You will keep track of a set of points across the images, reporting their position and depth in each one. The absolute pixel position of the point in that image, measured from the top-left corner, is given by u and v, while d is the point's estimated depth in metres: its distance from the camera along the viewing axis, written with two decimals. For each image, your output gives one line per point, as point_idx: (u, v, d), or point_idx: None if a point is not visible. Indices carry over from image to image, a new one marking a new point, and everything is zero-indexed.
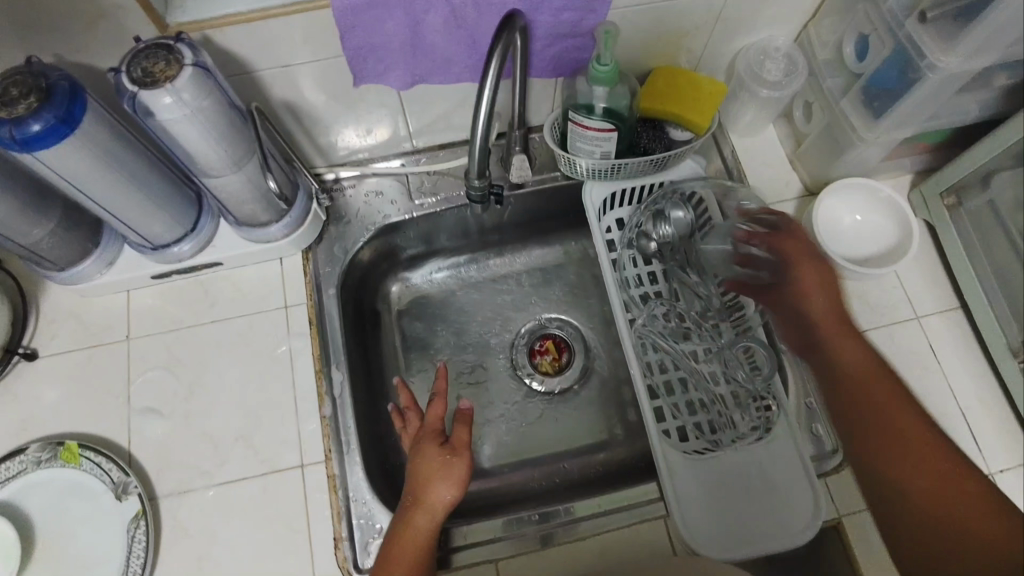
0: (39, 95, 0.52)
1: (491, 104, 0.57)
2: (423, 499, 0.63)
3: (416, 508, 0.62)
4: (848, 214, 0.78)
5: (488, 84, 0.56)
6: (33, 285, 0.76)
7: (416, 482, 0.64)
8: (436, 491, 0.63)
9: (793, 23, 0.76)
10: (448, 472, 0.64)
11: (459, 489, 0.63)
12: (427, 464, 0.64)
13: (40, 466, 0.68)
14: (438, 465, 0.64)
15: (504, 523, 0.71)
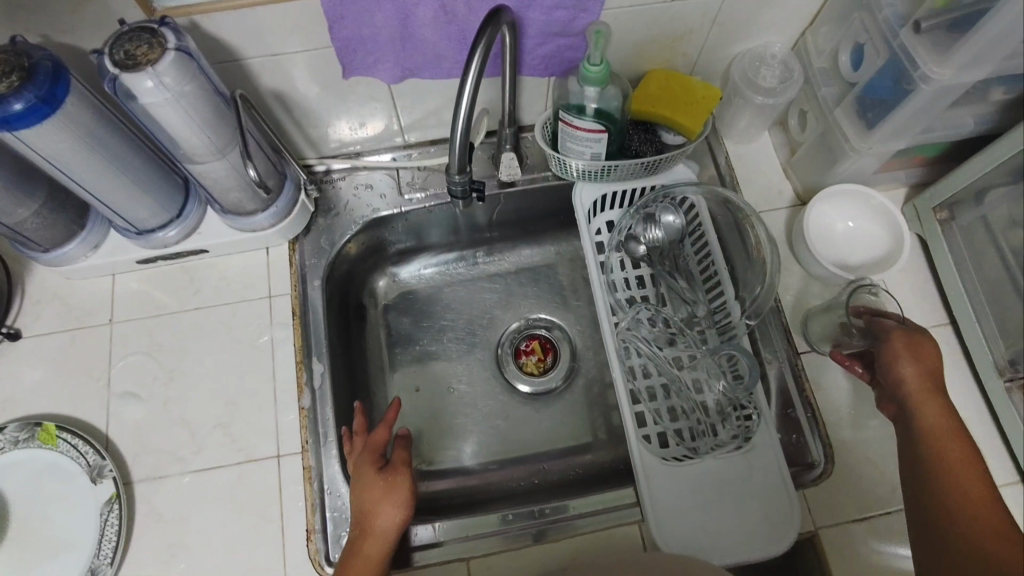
0: (21, 74, 0.51)
1: (474, 94, 0.57)
2: (370, 527, 0.61)
3: (365, 537, 0.61)
4: (841, 221, 0.78)
5: (472, 76, 0.56)
6: (19, 266, 0.76)
7: (362, 510, 0.62)
8: (382, 517, 0.61)
9: (790, 30, 0.75)
10: (393, 495, 0.62)
11: (406, 510, 0.62)
12: (369, 489, 0.63)
13: (17, 446, 0.68)
14: (380, 489, 0.63)
15: (484, 520, 0.71)
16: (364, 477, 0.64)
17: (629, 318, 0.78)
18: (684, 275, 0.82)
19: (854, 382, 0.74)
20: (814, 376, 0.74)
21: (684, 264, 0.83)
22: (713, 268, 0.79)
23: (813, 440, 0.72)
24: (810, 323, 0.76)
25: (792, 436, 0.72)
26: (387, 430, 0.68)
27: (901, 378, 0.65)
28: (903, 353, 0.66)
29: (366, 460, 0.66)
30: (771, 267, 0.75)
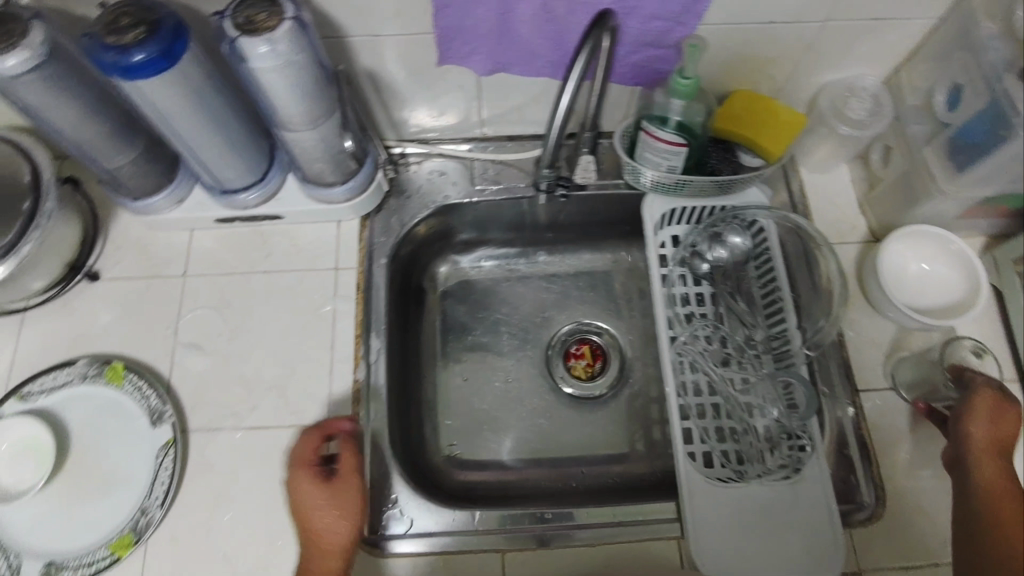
0: (146, 28, 0.55)
1: (573, 97, 0.58)
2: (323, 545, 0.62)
3: (317, 554, 0.62)
4: (915, 262, 0.76)
5: (574, 78, 0.57)
6: (106, 210, 0.79)
7: (312, 529, 0.62)
8: (333, 533, 0.62)
9: (884, 64, 0.74)
10: (343, 506, 0.63)
11: (357, 523, 0.63)
12: (311, 503, 0.63)
13: (85, 381, 0.70)
14: (330, 506, 0.63)
15: (503, 516, 0.70)
16: (299, 494, 0.63)
17: (686, 334, 0.77)
18: (744, 297, 0.80)
19: (912, 427, 0.72)
20: (871, 416, 0.73)
21: (747, 286, 0.81)
22: (778, 295, 0.78)
23: (865, 480, 0.70)
24: (883, 363, 0.75)
25: (844, 473, 0.71)
26: (320, 437, 0.67)
27: (973, 437, 0.63)
28: (984, 412, 0.64)
29: (303, 471, 0.64)
30: (835, 304, 0.75)
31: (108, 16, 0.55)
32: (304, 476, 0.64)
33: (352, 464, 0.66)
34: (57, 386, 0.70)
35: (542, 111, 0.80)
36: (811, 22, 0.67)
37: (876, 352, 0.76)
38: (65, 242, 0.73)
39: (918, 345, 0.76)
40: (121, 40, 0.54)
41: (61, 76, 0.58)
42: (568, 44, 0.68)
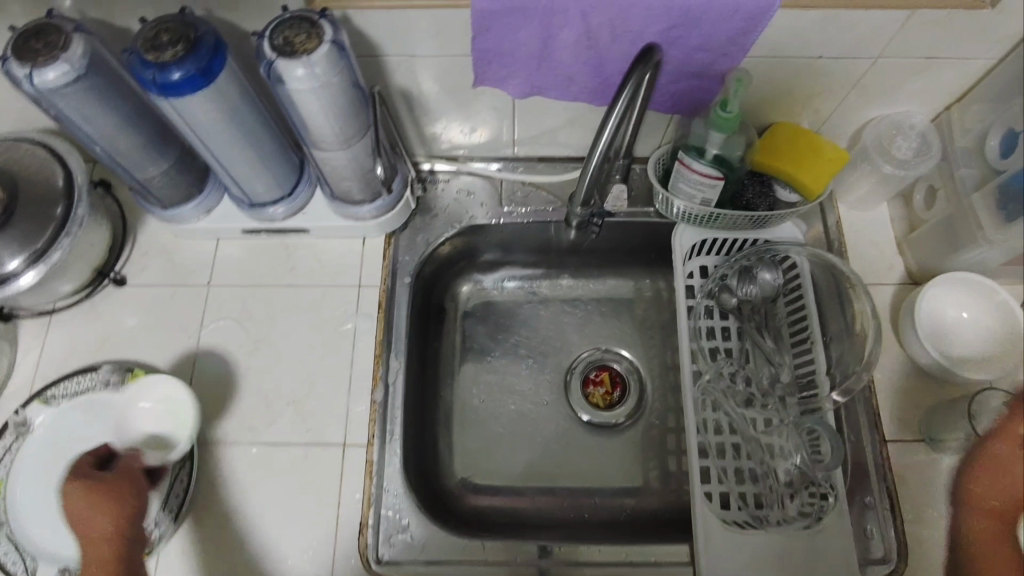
0: (186, 45, 0.54)
1: (608, 142, 0.60)
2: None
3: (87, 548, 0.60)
4: (955, 309, 0.74)
5: (612, 120, 0.58)
6: (136, 216, 0.80)
7: (86, 532, 0.61)
8: (97, 523, 0.61)
9: (933, 102, 0.72)
10: (105, 504, 0.62)
11: (105, 516, 0.61)
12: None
13: (107, 387, 0.71)
14: (103, 496, 0.62)
15: (532, 549, 0.68)
16: (86, 533, 0.61)
17: (710, 372, 0.74)
18: (772, 335, 0.78)
19: (941, 478, 0.70)
20: (899, 467, 0.71)
21: (776, 324, 0.79)
22: (808, 337, 0.76)
23: (889, 533, 0.68)
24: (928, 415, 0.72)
25: (866, 525, 0.69)
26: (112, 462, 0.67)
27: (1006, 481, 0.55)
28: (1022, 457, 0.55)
29: (79, 483, 0.64)
30: (869, 347, 0.71)
31: (148, 31, 0.54)
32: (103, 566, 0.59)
33: (109, 550, 0.60)
34: (79, 391, 0.71)
35: (575, 134, 0.79)
36: (862, 59, 0.65)
37: (908, 400, 0.73)
38: (94, 248, 0.74)
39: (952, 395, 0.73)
40: (161, 57, 0.53)
41: (100, 88, 0.58)
42: (608, 71, 0.66)
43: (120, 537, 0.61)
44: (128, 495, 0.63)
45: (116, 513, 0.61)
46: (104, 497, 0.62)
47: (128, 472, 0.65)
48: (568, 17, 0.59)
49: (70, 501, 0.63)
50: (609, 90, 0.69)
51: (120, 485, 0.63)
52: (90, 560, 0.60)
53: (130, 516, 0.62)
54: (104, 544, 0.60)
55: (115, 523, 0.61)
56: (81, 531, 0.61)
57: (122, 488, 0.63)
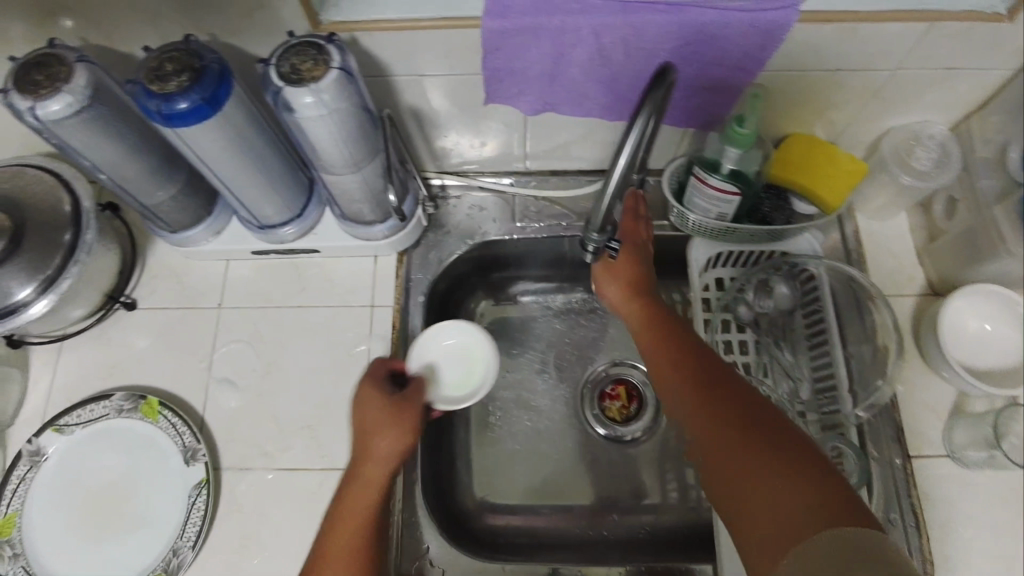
0: (191, 74, 0.53)
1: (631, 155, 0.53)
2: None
3: (366, 461, 0.59)
4: (977, 321, 0.72)
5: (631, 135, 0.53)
6: (144, 239, 0.79)
7: (362, 438, 0.60)
8: (380, 440, 0.59)
9: (952, 111, 0.70)
10: (395, 422, 0.60)
11: (405, 438, 0.60)
12: (345, 531, 0.56)
13: (120, 414, 0.70)
14: (381, 414, 0.61)
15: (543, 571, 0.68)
16: (366, 447, 0.60)
17: None
18: (789, 349, 0.78)
19: (964, 493, 0.69)
20: (923, 483, 0.70)
21: (794, 337, 0.78)
22: (827, 352, 0.75)
23: (914, 553, 0.66)
24: (950, 430, 0.71)
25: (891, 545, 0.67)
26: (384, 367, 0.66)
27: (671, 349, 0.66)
28: None
29: (377, 403, 0.62)
30: (891, 363, 0.71)
31: (152, 61, 0.54)
32: (361, 500, 0.58)
33: (380, 473, 0.59)
34: (93, 418, 0.70)
35: (587, 148, 0.77)
36: (881, 70, 0.64)
37: (931, 414, 0.72)
38: (104, 273, 0.73)
39: (974, 409, 0.72)
40: (165, 87, 0.53)
41: (107, 116, 0.58)
42: (621, 88, 0.65)
43: (383, 487, 0.59)
44: (407, 415, 0.61)
45: (398, 438, 0.60)
46: (398, 426, 0.60)
47: (409, 399, 0.63)
48: (581, 35, 0.58)
49: (364, 414, 0.62)
50: (622, 106, 0.68)
51: (408, 413, 0.62)
52: (347, 509, 0.58)
53: (411, 435, 0.61)
54: (380, 465, 0.59)
55: (400, 449, 0.60)
56: (363, 446, 0.60)
57: (411, 417, 0.61)
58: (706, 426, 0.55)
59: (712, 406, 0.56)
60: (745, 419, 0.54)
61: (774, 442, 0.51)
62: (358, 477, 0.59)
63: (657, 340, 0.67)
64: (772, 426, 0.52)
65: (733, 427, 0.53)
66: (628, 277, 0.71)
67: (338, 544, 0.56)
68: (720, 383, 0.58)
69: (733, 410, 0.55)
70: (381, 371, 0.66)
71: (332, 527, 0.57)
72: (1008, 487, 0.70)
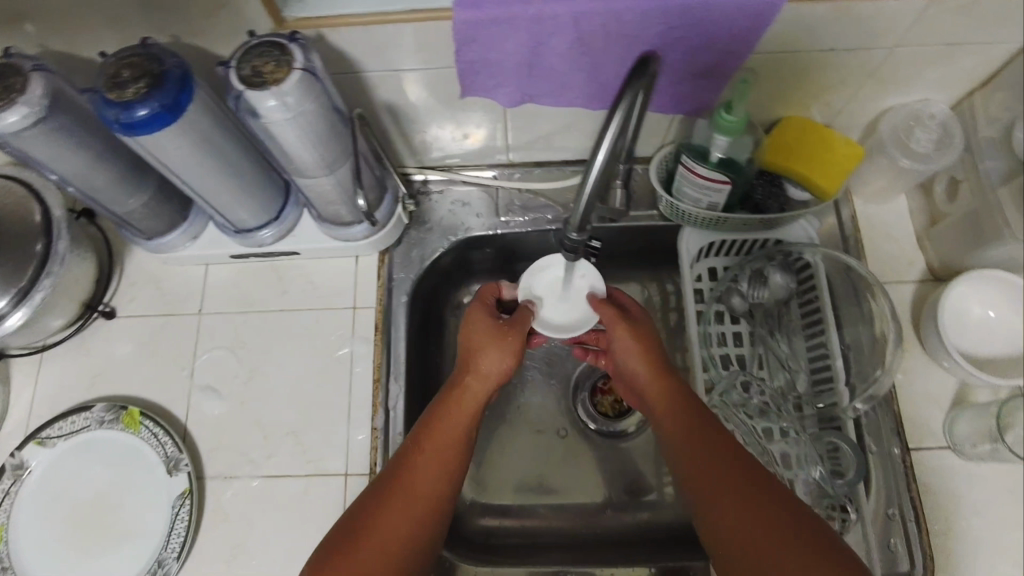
0: (148, 80, 0.51)
1: (612, 146, 0.46)
2: (411, 493, 0.57)
3: (470, 375, 0.62)
4: (980, 308, 0.70)
5: (611, 126, 0.45)
6: (121, 245, 0.77)
7: (470, 355, 0.63)
8: (486, 359, 0.62)
9: (955, 89, 0.67)
10: (500, 343, 0.62)
11: (512, 359, 0.62)
12: (441, 443, 0.59)
13: (102, 425, 0.69)
14: (489, 334, 0.62)
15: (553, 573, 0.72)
16: (471, 361, 0.62)
17: (721, 383, 0.71)
18: (785, 339, 0.75)
19: (965, 486, 0.68)
20: (923, 476, 0.68)
21: (790, 328, 0.76)
22: (824, 342, 0.73)
23: (915, 549, 0.65)
24: (953, 422, 0.69)
25: (890, 541, 0.65)
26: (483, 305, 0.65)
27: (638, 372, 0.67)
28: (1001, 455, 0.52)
29: (490, 330, 0.63)
30: (890, 352, 0.68)
31: (110, 67, 0.51)
32: (460, 416, 0.60)
33: (482, 394, 0.62)
34: (75, 430, 0.69)
35: (572, 138, 0.74)
36: (878, 49, 0.60)
37: (932, 405, 0.70)
38: (81, 283, 0.71)
39: (977, 398, 0.70)
40: (122, 95, 0.50)
41: (68, 126, 0.56)
42: (603, 76, 0.62)
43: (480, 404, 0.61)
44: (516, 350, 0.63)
45: (506, 358, 0.62)
46: (507, 344, 0.62)
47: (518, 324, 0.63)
48: (557, 23, 0.54)
49: (470, 330, 0.64)
50: (605, 94, 0.65)
51: (515, 335, 0.63)
52: (443, 422, 0.60)
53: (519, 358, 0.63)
54: (484, 382, 0.62)
55: (504, 369, 0.62)
56: (469, 360, 0.62)
57: (519, 341, 0.62)
58: (713, 490, 0.56)
59: (718, 471, 0.56)
60: (757, 489, 0.54)
61: (792, 524, 0.51)
62: (459, 391, 0.61)
63: (657, 388, 0.64)
64: (784, 499, 0.53)
65: (745, 499, 0.54)
66: (632, 336, 0.64)
67: (433, 454, 0.58)
68: (724, 442, 0.58)
69: (746, 481, 0.55)
70: (480, 300, 0.66)
71: (429, 429, 0.59)
72: (1013, 479, 0.68)
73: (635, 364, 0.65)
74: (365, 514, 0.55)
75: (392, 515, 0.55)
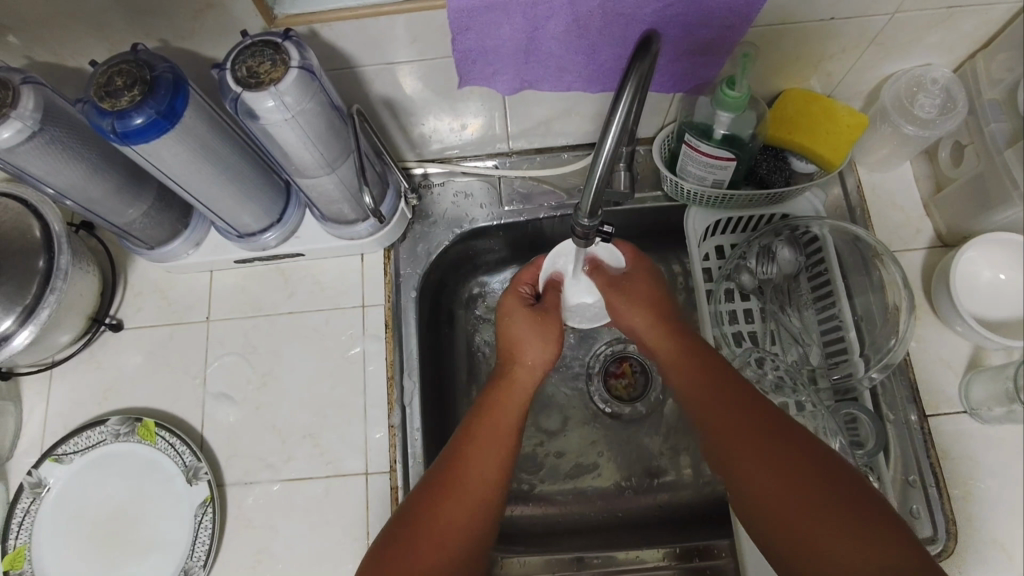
0: (142, 87, 0.50)
1: (623, 130, 0.45)
2: (460, 485, 0.59)
3: (514, 365, 0.68)
4: (990, 270, 0.70)
5: (621, 110, 0.45)
6: (123, 257, 0.76)
7: (513, 343, 0.69)
8: (528, 350, 0.68)
9: (957, 52, 0.66)
10: (542, 333, 0.69)
11: (552, 348, 0.69)
12: (487, 438, 0.62)
13: (118, 438, 0.69)
14: (529, 321, 0.69)
15: (567, 560, 0.72)
16: (516, 351, 0.69)
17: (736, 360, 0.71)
18: (796, 312, 0.76)
19: (984, 448, 0.68)
20: (941, 441, 0.68)
21: (800, 301, 0.76)
22: (835, 314, 0.73)
23: (937, 514, 0.65)
24: (969, 387, 0.69)
25: (912, 508, 0.65)
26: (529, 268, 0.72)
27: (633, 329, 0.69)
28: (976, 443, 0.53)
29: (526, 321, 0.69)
30: (903, 321, 0.68)
31: (100, 75, 0.50)
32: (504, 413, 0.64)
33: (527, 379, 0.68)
34: (90, 445, 0.69)
35: (571, 123, 0.74)
36: (880, 15, 0.59)
37: (947, 370, 0.70)
38: (84, 297, 0.70)
39: (992, 361, 0.70)
40: (117, 103, 0.49)
41: (62, 139, 0.55)
42: (602, 57, 0.61)
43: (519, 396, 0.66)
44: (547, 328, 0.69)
45: (548, 349, 0.69)
46: (546, 331, 0.69)
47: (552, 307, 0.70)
48: (554, 6, 0.54)
49: (511, 320, 0.70)
50: (604, 76, 0.64)
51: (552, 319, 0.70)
52: (488, 417, 0.63)
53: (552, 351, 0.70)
54: (530, 371, 0.68)
55: (546, 356, 0.69)
56: (516, 348, 0.69)
57: (557, 326, 0.69)
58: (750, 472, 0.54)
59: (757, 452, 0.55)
60: (799, 464, 0.53)
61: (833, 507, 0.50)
62: (509, 380, 0.67)
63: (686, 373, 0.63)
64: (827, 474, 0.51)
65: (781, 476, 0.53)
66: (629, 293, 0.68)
67: (478, 449, 0.61)
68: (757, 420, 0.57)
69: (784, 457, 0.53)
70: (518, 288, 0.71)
71: (473, 428, 0.63)
72: None
73: (633, 318, 0.68)
74: (414, 509, 0.57)
75: (447, 508, 0.57)
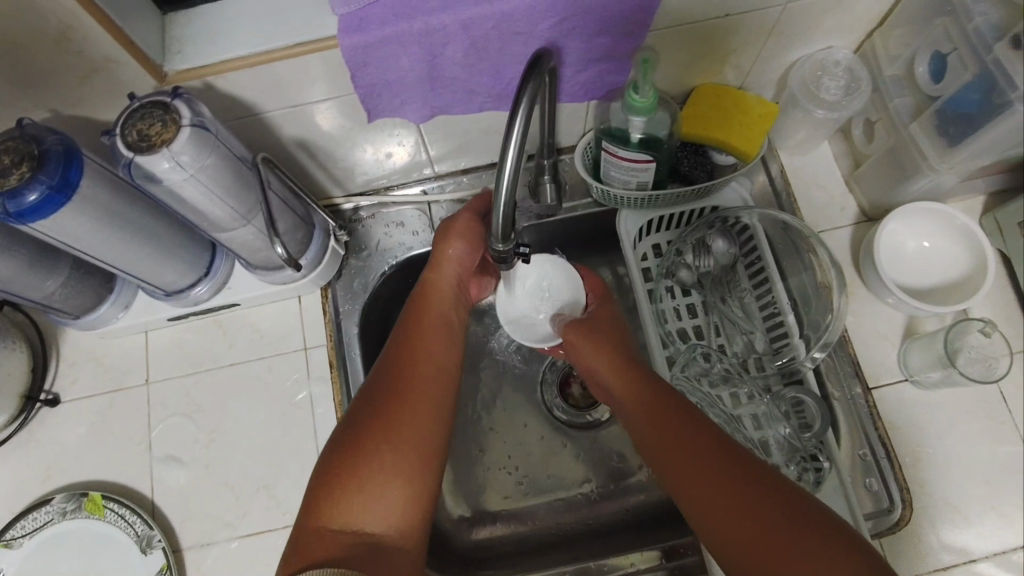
0: (31, 163, 0.48)
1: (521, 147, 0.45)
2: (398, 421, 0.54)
3: (436, 266, 0.66)
4: (915, 240, 0.72)
5: (518, 124, 0.44)
6: (52, 329, 0.74)
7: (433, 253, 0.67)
8: (451, 246, 0.66)
9: (857, 33, 0.67)
10: (461, 230, 0.67)
11: (474, 245, 0.67)
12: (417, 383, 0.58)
13: (66, 517, 0.67)
14: (445, 229, 0.67)
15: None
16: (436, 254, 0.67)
17: (681, 357, 0.71)
18: (737, 301, 0.76)
19: (931, 413, 0.69)
20: (885, 411, 0.70)
21: (739, 290, 0.76)
22: (773, 299, 0.73)
23: (891, 484, 0.66)
24: (910, 356, 0.70)
25: (868, 482, 0.66)
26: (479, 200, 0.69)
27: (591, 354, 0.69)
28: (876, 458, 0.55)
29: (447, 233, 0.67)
30: (834, 297, 0.69)
31: None
32: (438, 343, 0.61)
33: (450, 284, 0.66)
34: (38, 527, 0.67)
35: (493, 141, 0.74)
36: (773, 7, 0.60)
37: (887, 340, 0.72)
38: (14, 376, 0.68)
39: (927, 328, 0.72)
40: (6, 183, 0.48)
41: None
42: (508, 76, 0.61)
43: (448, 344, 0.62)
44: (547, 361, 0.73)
45: (471, 245, 0.67)
46: (470, 231, 0.67)
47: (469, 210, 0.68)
48: (448, 33, 0.53)
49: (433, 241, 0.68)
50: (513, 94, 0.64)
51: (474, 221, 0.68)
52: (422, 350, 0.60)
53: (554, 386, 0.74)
54: (452, 269, 0.66)
55: (472, 253, 0.67)
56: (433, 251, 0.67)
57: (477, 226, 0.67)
58: (694, 490, 0.52)
59: (706, 477, 0.52)
60: (754, 490, 0.50)
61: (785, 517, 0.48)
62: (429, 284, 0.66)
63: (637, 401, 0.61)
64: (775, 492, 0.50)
65: (732, 502, 0.50)
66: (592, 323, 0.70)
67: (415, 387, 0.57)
68: (710, 442, 0.54)
69: (736, 483, 0.51)
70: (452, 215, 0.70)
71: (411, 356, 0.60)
72: (974, 399, 0.70)
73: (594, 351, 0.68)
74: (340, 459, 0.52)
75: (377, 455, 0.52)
